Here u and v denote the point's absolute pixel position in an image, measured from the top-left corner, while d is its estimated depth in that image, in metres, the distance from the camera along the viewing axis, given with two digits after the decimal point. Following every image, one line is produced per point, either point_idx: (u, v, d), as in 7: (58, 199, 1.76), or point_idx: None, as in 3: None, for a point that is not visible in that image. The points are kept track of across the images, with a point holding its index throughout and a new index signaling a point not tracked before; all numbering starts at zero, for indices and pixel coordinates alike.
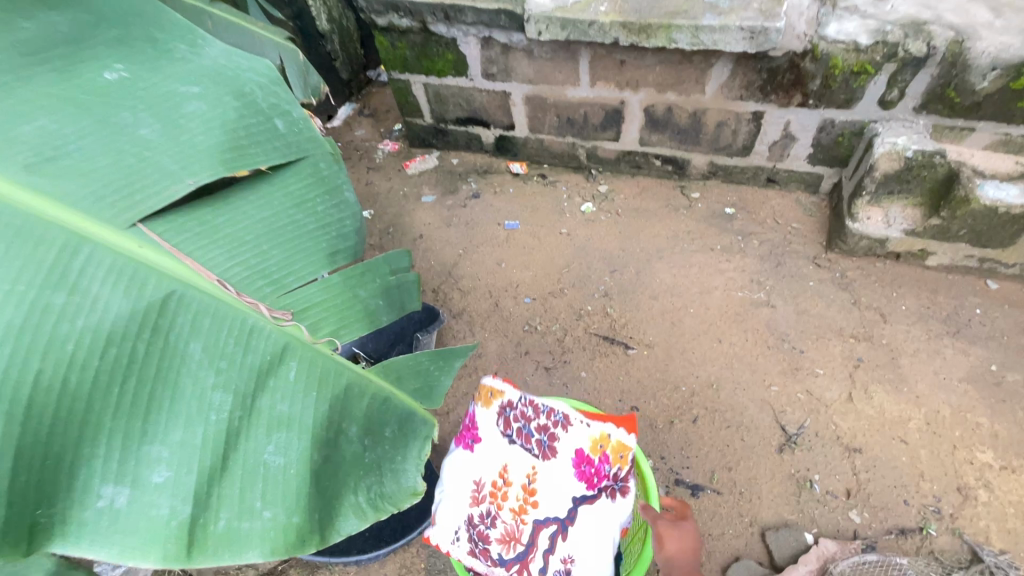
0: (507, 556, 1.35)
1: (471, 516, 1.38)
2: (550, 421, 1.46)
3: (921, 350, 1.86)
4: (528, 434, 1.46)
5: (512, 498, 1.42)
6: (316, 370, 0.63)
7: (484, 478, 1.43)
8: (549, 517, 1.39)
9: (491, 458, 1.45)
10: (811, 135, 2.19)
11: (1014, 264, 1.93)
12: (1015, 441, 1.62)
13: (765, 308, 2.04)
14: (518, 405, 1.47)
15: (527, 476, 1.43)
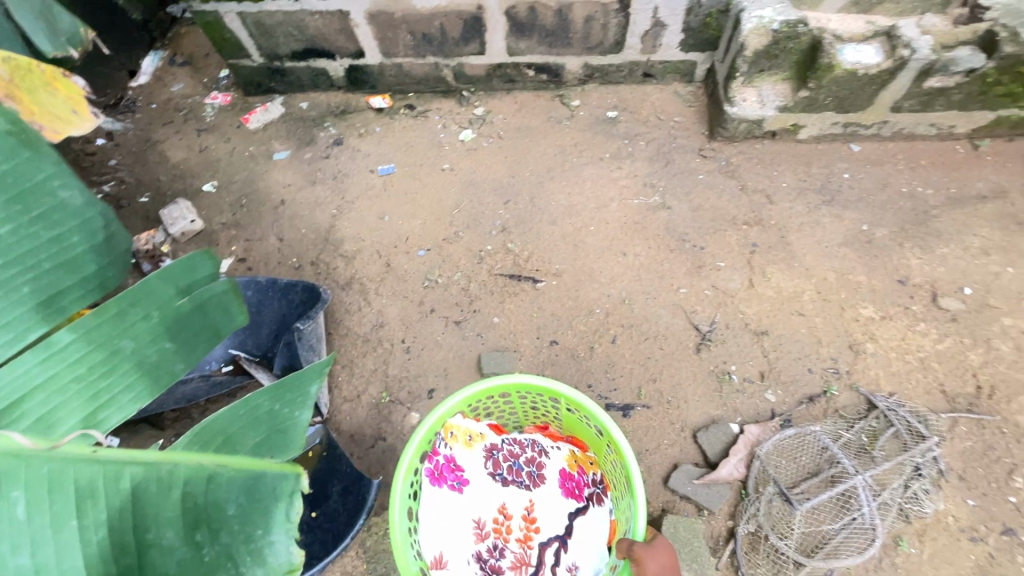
0: None
1: (479, 552, 1.43)
2: (533, 451, 1.56)
3: (804, 223, 1.93)
4: (517, 469, 1.53)
5: (518, 530, 1.47)
6: (58, 492, 0.49)
7: (483, 516, 1.48)
8: (551, 536, 1.45)
9: (485, 497, 1.50)
10: (680, 19, 2.07)
11: (873, 124, 1.99)
12: (891, 291, 1.75)
13: (662, 211, 2.02)
14: (503, 445, 1.56)
15: (525, 506, 1.49)
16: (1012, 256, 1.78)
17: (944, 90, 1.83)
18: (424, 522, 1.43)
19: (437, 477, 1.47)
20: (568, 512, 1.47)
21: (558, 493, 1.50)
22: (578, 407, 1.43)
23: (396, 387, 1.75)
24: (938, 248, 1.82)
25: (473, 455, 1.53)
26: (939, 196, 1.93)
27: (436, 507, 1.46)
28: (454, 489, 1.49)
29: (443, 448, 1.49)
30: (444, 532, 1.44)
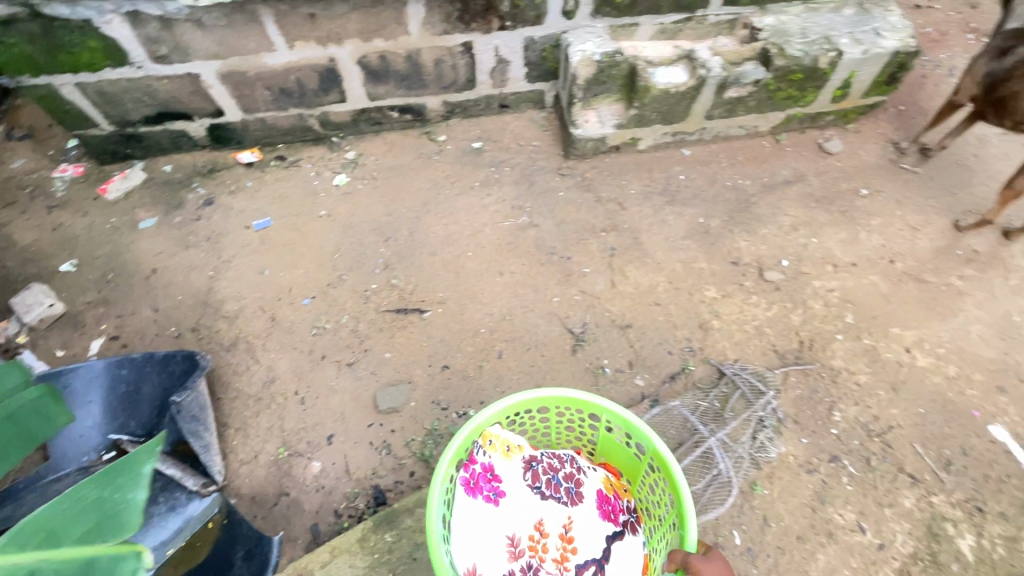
0: None
1: (514, 571, 1.46)
2: (572, 467, 1.62)
3: (652, 224, 2.20)
4: (556, 484, 1.59)
5: (552, 550, 1.50)
6: None
7: (518, 534, 1.52)
8: (588, 560, 1.49)
9: (521, 514, 1.54)
10: (521, 55, 2.28)
11: (696, 131, 2.31)
12: (728, 272, 2.04)
13: (531, 229, 2.21)
14: (543, 458, 1.62)
15: (563, 525, 1.53)
16: (816, 228, 2.13)
17: (740, 98, 2.17)
18: (457, 532, 1.47)
19: (473, 487, 1.53)
20: (607, 534, 1.52)
21: (597, 513, 1.55)
22: (624, 424, 1.52)
23: (295, 440, 1.75)
24: (760, 230, 2.14)
25: (512, 465, 1.58)
26: (756, 184, 2.27)
27: (473, 517, 1.50)
28: (489, 501, 1.54)
29: (480, 457, 1.55)
30: (479, 546, 1.48)
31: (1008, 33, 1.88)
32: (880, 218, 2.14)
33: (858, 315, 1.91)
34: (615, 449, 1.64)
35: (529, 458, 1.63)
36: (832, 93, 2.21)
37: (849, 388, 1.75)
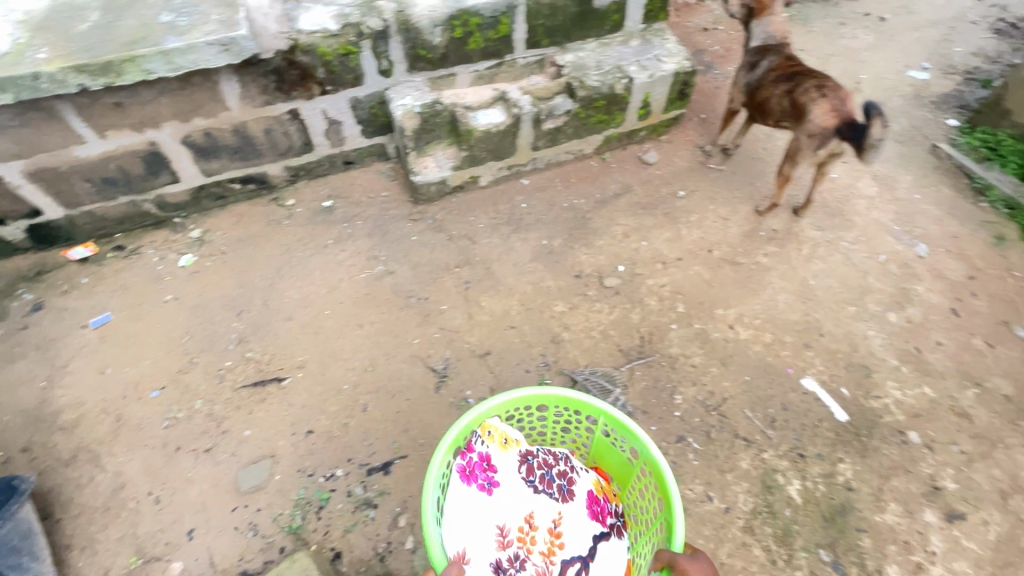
0: None
1: (501, 559, 1.55)
2: (566, 466, 1.71)
3: (502, 252, 2.33)
4: (549, 480, 1.68)
5: (542, 542, 1.59)
6: None
7: (508, 524, 1.61)
8: (574, 556, 1.57)
9: (513, 506, 1.63)
10: (350, 115, 2.38)
11: (529, 161, 2.51)
12: (572, 285, 2.20)
13: (387, 277, 2.26)
14: (540, 454, 1.71)
15: (553, 520, 1.62)
16: (644, 232, 2.37)
17: (557, 129, 2.41)
18: (450, 514, 1.55)
19: (469, 475, 1.61)
20: (594, 533, 1.61)
21: (587, 512, 1.63)
22: (622, 426, 1.62)
23: (151, 544, 1.64)
24: (597, 242, 2.34)
25: (508, 457, 1.67)
26: (589, 202, 2.49)
27: (467, 503, 1.59)
28: (483, 489, 1.63)
29: (478, 447, 1.63)
30: (470, 532, 1.56)
31: (753, 50, 2.23)
32: (696, 215, 2.43)
33: (687, 303, 2.13)
34: (610, 451, 1.74)
35: (525, 452, 1.71)
36: (635, 114, 2.50)
37: (685, 370, 1.94)
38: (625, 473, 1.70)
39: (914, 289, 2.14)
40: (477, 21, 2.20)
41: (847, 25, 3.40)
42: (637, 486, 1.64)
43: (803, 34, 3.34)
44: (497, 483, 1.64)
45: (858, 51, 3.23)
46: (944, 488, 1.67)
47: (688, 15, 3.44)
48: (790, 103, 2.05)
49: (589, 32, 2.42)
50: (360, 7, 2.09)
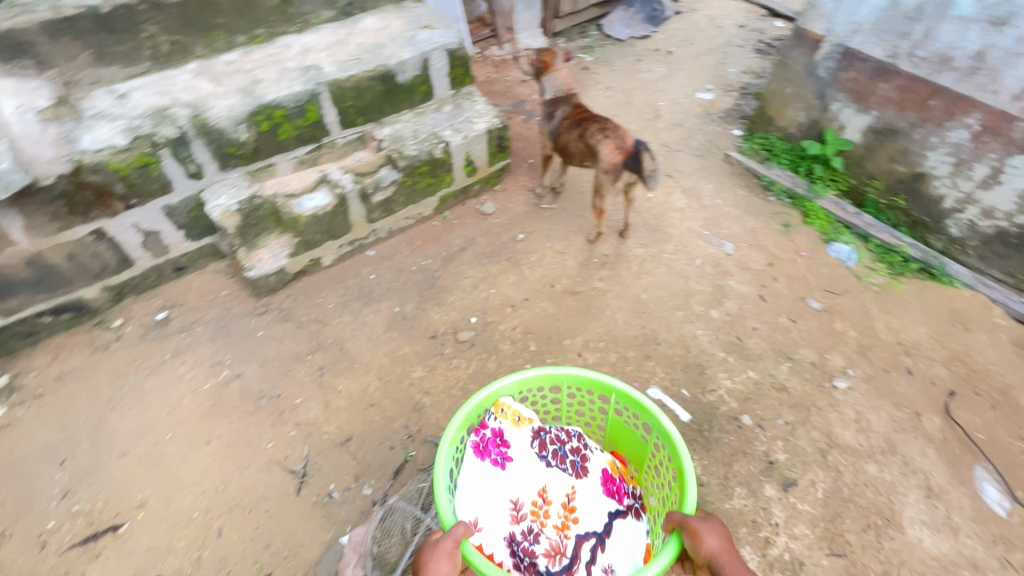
0: (554, 569, 1.65)
1: (514, 533, 1.70)
2: (579, 444, 1.88)
3: (354, 329, 2.30)
4: (562, 457, 1.85)
5: (555, 517, 1.75)
6: None
7: (521, 499, 1.77)
8: (589, 532, 1.72)
9: (527, 481, 1.80)
10: (168, 222, 2.29)
11: (369, 234, 2.54)
12: (428, 347, 2.22)
13: (234, 381, 2.15)
14: (552, 432, 1.89)
15: (567, 495, 1.78)
16: (491, 280, 2.48)
17: (388, 200, 2.48)
18: (465, 486, 1.72)
19: (483, 450, 1.78)
20: (608, 510, 1.77)
21: (601, 489, 1.80)
22: (637, 405, 1.81)
23: None
24: (448, 299, 2.40)
25: (521, 435, 1.85)
26: (436, 261, 2.56)
27: (482, 476, 1.76)
28: (497, 464, 1.80)
29: (492, 424, 1.80)
30: (485, 504, 1.72)
31: (548, 101, 2.49)
32: (535, 255, 2.59)
33: (538, 341, 2.24)
34: (625, 434, 1.92)
35: (538, 431, 1.88)
36: (462, 172, 2.65)
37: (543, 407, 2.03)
38: (640, 452, 1.88)
39: (727, 285, 2.43)
40: (282, 112, 2.24)
41: (642, 62, 3.91)
42: (652, 463, 1.81)
43: (608, 75, 3.78)
44: (509, 459, 1.81)
45: (654, 84, 3.71)
46: (776, 460, 1.86)
47: (507, 71, 3.76)
48: (584, 144, 2.28)
49: (400, 105, 2.56)
50: (151, 117, 2.06)
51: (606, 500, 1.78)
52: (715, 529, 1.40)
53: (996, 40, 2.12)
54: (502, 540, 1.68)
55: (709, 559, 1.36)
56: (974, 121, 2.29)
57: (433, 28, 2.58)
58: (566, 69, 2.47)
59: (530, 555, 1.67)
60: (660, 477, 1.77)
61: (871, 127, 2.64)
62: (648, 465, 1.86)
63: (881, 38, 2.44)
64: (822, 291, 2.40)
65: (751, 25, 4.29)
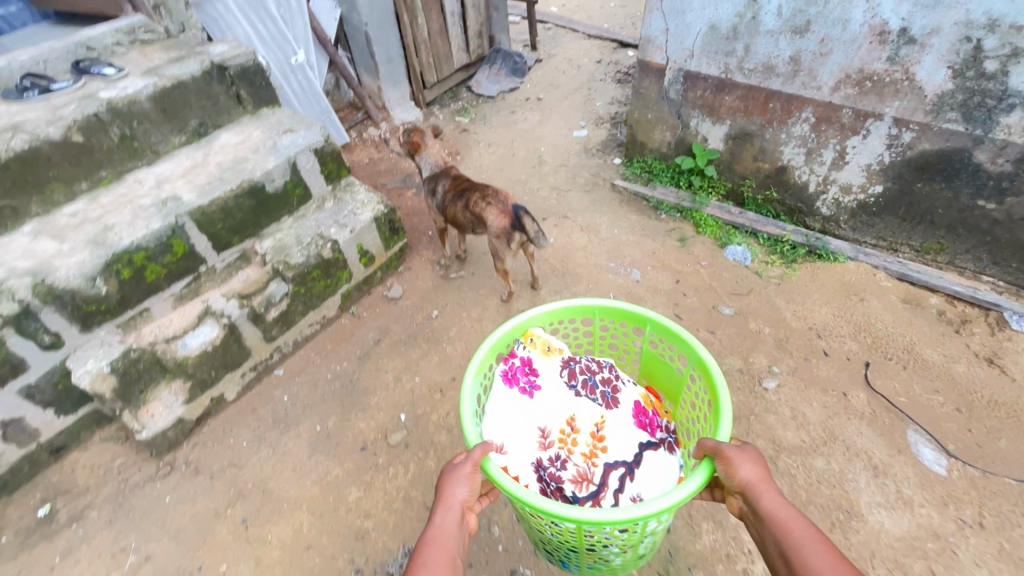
0: (580, 492, 1.83)
1: (542, 458, 1.90)
2: (611, 376, 2.08)
3: (276, 463, 2.08)
4: (592, 387, 2.04)
5: (583, 446, 1.92)
6: None
7: (549, 428, 1.96)
8: (617, 462, 1.88)
9: (555, 411, 1.99)
10: (30, 403, 2.00)
11: (273, 352, 2.35)
12: (361, 462, 2.05)
13: (144, 565, 1.85)
14: (583, 363, 2.11)
15: (596, 424, 1.96)
16: (413, 367, 2.36)
17: (285, 313, 2.32)
18: (497, 406, 2.00)
19: (512, 378, 2.04)
20: (641, 441, 1.93)
21: (633, 420, 1.99)
22: (672, 340, 2.03)
23: None
24: (372, 400, 2.25)
25: (551, 364, 2.08)
26: (352, 362, 2.41)
27: (513, 401, 2.00)
28: (525, 392, 2.02)
29: (524, 352, 2.07)
30: (516, 433, 1.94)
31: (428, 178, 2.54)
32: (454, 329, 2.52)
33: None
34: (662, 368, 2.17)
35: (569, 361, 2.10)
36: (359, 264, 2.54)
37: None
38: (677, 386, 2.11)
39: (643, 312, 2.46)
40: (143, 254, 2.04)
41: (517, 113, 4.07)
42: (687, 395, 2.03)
43: (488, 131, 3.89)
44: (537, 385, 2.03)
45: (533, 130, 3.86)
46: None
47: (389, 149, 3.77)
48: (471, 213, 2.27)
49: (276, 214, 2.45)
50: None
51: (638, 430, 1.96)
52: (750, 456, 1.42)
53: (803, 46, 2.37)
54: (530, 463, 1.89)
55: (744, 484, 1.39)
56: (809, 115, 2.52)
57: (294, 132, 2.53)
58: (437, 145, 2.57)
59: (557, 480, 1.86)
60: (694, 409, 1.98)
61: (729, 135, 2.85)
62: (683, 399, 2.08)
63: (712, 59, 2.66)
64: (730, 295, 2.49)
65: (607, 58, 4.60)
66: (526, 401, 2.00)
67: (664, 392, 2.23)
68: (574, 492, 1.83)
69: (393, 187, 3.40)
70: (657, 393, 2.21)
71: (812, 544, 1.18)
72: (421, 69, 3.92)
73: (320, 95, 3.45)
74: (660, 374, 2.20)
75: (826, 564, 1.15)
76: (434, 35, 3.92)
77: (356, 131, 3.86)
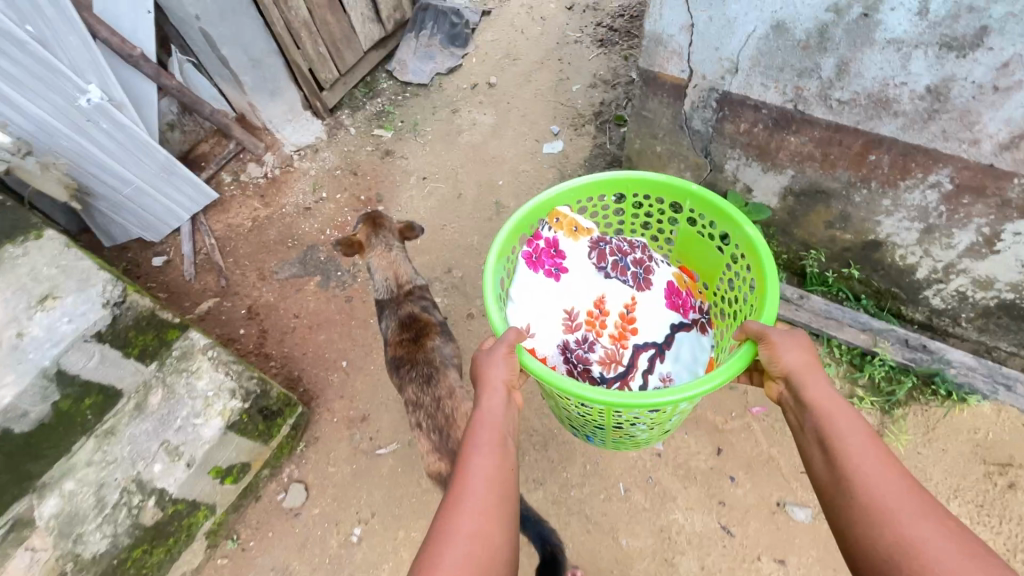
0: (609, 374, 2.03)
1: (571, 342, 2.08)
2: (641, 257, 2.15)
3: None
4: (620, 267, 2.15)
5: (610, 328, 2.11)
6: None
7: (574, 309, 2.12)
8: (646, 344, 2.07)
9: (579, 295, 2.13)
10: None
11: None
12: None
13: None
14: (611, 243, 2.16)
15: (623, 304, 2.12)
16: None
17: None
18: (524, 289, 2.07)
19: (537, 263, 2.10)
20: (672, 324, 2.08)
21: (664, 302, 2.11)
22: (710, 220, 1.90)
23: None
24: None
25: (578, 247, 2.14)
26: None
27: (539, 283, 2.10)
28: (550, 277, 2.11)
29: (550, 235, 2.08)
30: (545, 316, 2.08)
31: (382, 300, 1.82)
32: (391, 564, 1.67)
33: None
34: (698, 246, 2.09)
35: (598, 241, 2.15)
36: (224, 489, 1.63)
37: None
38: (715, 267, 2.06)
39: (672, 527, 1.61)
40: None
41: (461, 112, 2.86)
42: (725, 276, 1.99)
43: (421, 151, 2.72)
44: (563, 269, 2.12)
45: (485, 145, 2.70)
46: None
47: (282, 199, 2.61)
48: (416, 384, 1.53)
49: (54, 450, 1.40)
50: None
51: (669, 311, 2.10)
52: (797, 343, 1.25)
53: (959, 71, 1.26)
54: (556, 346, 2.06)
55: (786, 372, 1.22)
56: (943, 180, 1.46)
57: (57, 300, 1.45)
58: (381, 249, 1.84)
59: (584, 362, 2.05)
60: (732, 290, 1.96)
61: (789, 190, 1.79)
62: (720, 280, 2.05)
63: (768, 78, 1.53)
64: (809, 484, 1.61)
65: (580, 3, 3.31)
66: (552, 284, 2.11)
67: (698, 272, 2.21)
68: (604, 375, 2.03)
69: (290, 274, 2.34)
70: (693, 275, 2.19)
71: (854, 435, 1.00)
72: (309, 66, 2.64)
73: (152, 146, 2.23)
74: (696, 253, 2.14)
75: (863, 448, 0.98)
76: (321, 8, 2.58)
77: (230, 173, 2.66)
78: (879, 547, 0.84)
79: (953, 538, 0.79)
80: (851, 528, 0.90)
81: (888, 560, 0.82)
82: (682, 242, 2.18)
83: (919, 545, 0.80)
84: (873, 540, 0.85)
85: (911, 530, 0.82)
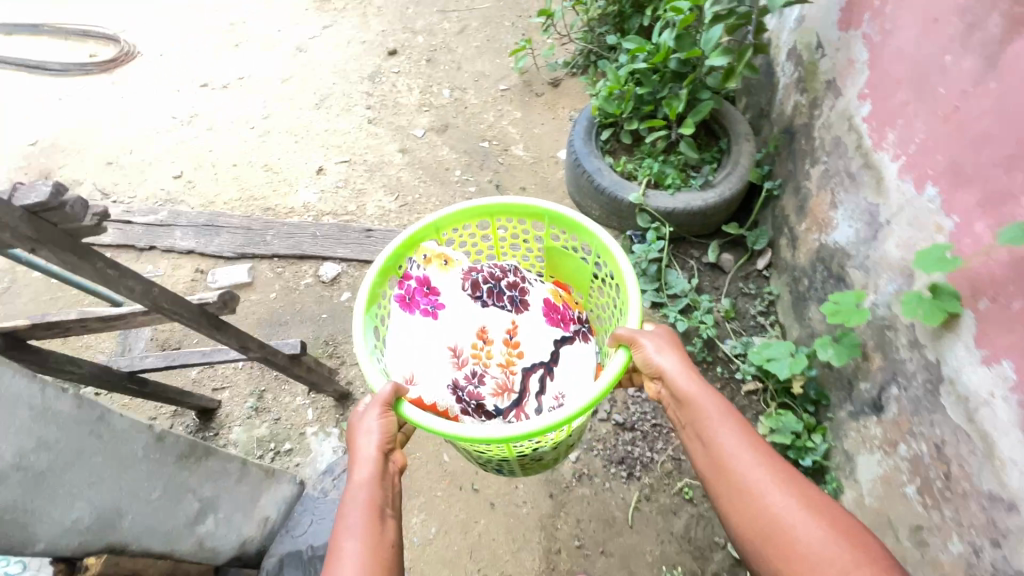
0: (503, 405, 1.38)
1: (457, 380, 1.34)
2: (515, 276, 1.48)
3: None
4: (498, 293, 1.45)
5: (498, 356, 1.41)
6: None
7: (460, 344, 1.38)
8: (534, 363, 1.43)
9: (465, 324, 1.39)
10: None
11: None
12: None
13: None
14: (482, 268, 1.45)
15: (507, 330, 1.43)
16: None
17: None
18: (391, 342, 1.32)
19: (408, 301, 1.35)
20: (555, 338, 1.45)
21: (545, 320, 1.45)
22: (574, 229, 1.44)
23: None
24: None
25: (452, 277, 1.41)
26: None
27: (412, 332, 1.34)
28: (428, 315, 1.36)
29: (414, 269, 1.37)
30: (413, 356, 1.31)
31: None
32: None
33: None
34: (563, 258, 1.56)
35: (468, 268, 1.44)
36: None
37: None
38: (583, 275, 1.55)
39: None
40: None
41: None
42: (597, 283, 1.51)
43: None
44: (439, 308, 1.38)
45: None
46: None
47: None
48: None
49: None
50: None
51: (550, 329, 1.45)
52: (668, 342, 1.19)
53: None
54: (445, 388, 1.32)
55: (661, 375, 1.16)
56: None
57: None
58: None
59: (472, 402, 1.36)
60: (605, 299, 1.49)
61: None
62: (593, 287, 1.55)
63: None
64: None
65: None
66: (429, 326, 1.35)
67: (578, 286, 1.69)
68: (498, 409, 1.37)
69: None
70: (564, 286, 1.59)
71: (734, 439, 1.04)
72: None
73: None
74: (562, 264, 1.59)
75: (749, 448, 1.03)
76: None
77: None
78: (752, 535, 0.97)
79: (821, 516, 0.92)
80: (734, 519, 1.00)
81: (768, 539, 0.95)
82: (546, 257, 1.62)
83: (797, 530, 0.92)
84: (770, 544, 0.94)
85: (802, 533, 0.91)
